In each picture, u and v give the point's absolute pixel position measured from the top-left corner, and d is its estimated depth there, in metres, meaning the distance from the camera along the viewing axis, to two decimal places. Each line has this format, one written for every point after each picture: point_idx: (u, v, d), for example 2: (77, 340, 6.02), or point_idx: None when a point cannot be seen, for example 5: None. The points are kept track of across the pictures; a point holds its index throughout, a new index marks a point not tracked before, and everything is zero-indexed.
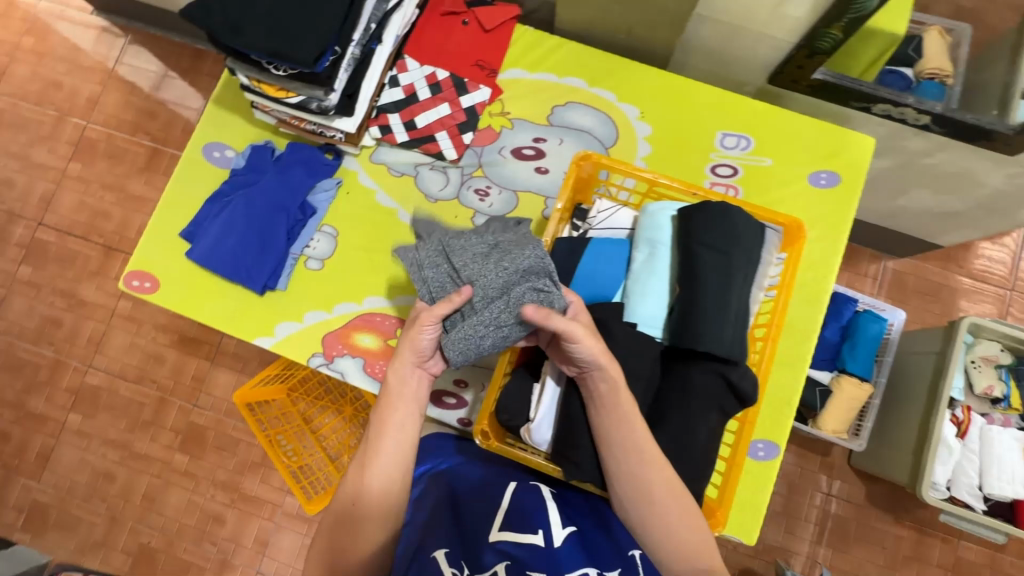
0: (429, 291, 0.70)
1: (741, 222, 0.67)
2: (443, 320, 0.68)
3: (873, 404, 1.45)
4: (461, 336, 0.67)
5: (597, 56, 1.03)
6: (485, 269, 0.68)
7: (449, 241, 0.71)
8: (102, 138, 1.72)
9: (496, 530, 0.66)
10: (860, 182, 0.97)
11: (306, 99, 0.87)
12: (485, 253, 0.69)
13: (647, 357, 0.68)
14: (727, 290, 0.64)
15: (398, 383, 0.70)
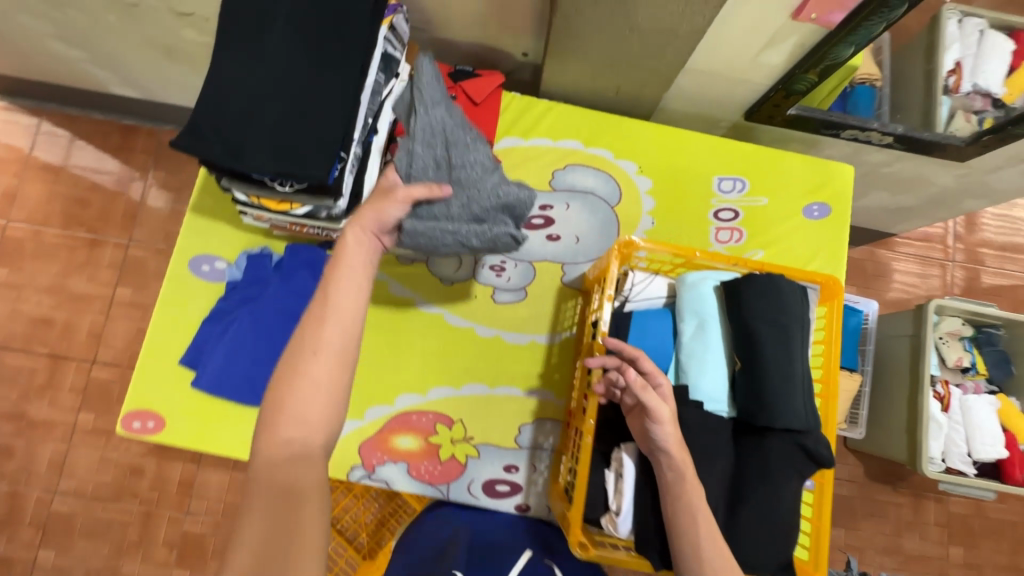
0: (412, 164, 0.78)
1: (788, 290, 0.69)
2: (416, 203, 0.76)
3: (864, 392, 1.55)
4: (426, 232, 0.77)
5: (588, 115, 1.03)
6: (475, 181, 0.79)
7: (454, 136, 0.79)
8: (29, 237, 1.53)
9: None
10: (847, 212, 1.03)
11: (313, 208, 0.81)
12: (480, 168, 0.79)
13: (720, 435, 0.69)
14: (789, 362, 0.66)
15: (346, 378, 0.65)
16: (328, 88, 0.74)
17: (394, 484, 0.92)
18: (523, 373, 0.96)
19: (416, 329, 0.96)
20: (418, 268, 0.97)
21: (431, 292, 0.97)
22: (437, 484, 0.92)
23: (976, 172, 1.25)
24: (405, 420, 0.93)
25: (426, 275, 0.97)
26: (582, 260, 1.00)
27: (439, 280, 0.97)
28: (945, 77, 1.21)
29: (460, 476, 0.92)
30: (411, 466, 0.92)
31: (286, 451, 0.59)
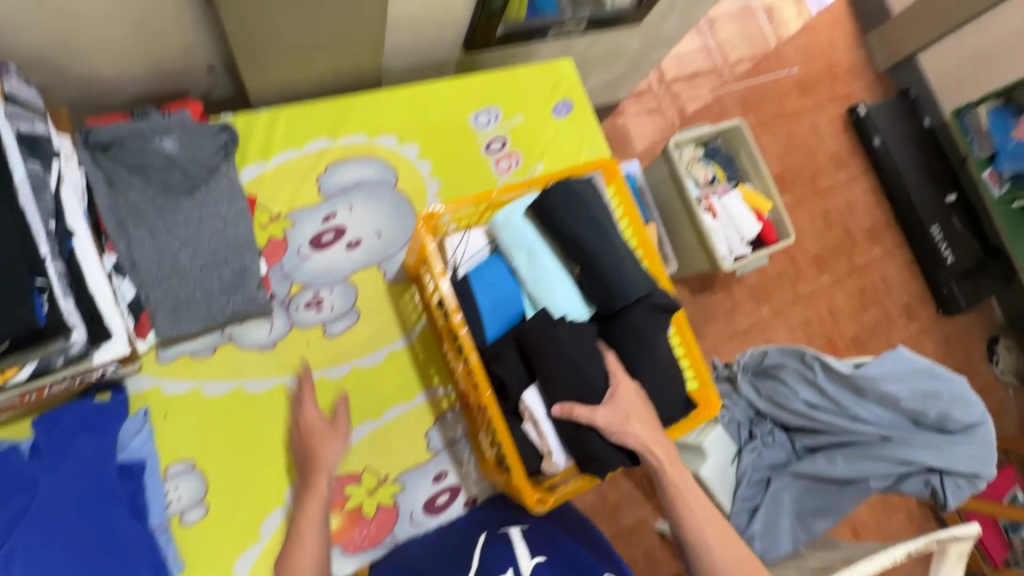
0: (125, 243, 0.76)
1: (581, 188, 0.75)
2: (151, 284, 0.77)
3: (661, 231, 1.81)
4: (166, 311, 0.77)
5: (318, 108, 0.94)
6: (200, 243, 0.80)
7: (163, 208, 0.79)
8: None
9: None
10: (586, 103, 1.14)
11: (42, 362, 0.61)
12: (204, 229, 0.80)
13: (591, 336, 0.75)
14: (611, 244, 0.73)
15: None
16: None
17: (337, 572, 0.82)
18: (401, 387, 0.89)
19: (262, 414, 0.82)
20: (225, 351, 0.82)
21: (255, 368, 0.83)
22: (381, 541, 0.85)
23: (651, 28, 1.47)
24: None
25: (240, 356, 0.82)
26: (395, 251, 0.94)
27: (257, 349, 0.83)
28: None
29: (399, 517, 0.86)
30: (344, 544, 0.83)
31: None
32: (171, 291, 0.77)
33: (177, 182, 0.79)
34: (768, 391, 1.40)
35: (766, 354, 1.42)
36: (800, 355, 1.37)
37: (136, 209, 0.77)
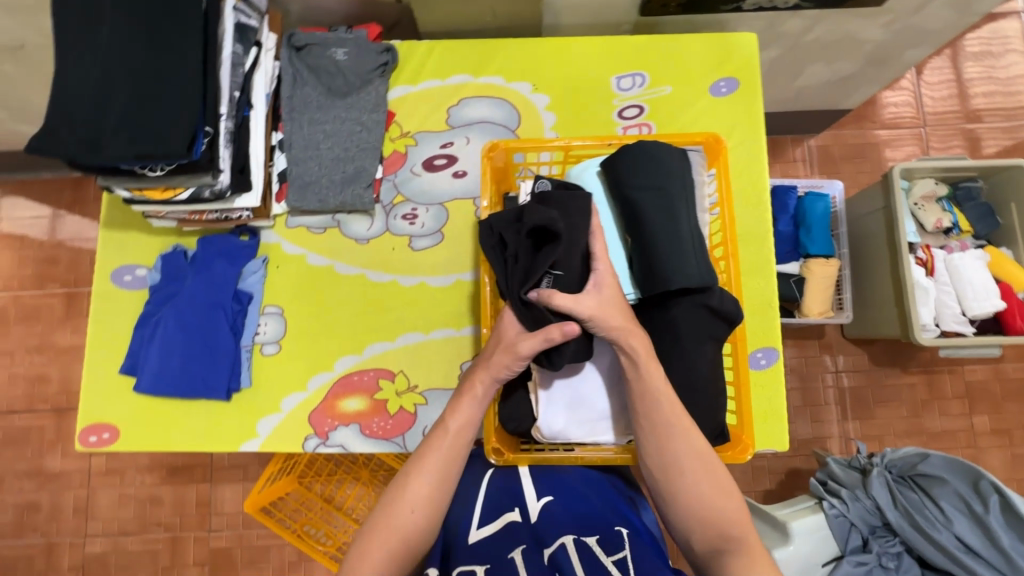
0: (291, 125, 0.95)
1: (665, 154, 0.66)
2: (298, 163, 0.94)
3: (845, 275, 1.50)
4: (300, 186, 0.94)
5: (468, 46, 1.01)
6: (341, 139, 0.95)
7: (325, 105, 0.95)
8: (9, 303, 1.79)
9: (474, 530, 0.63)
10: (756, 85, 0.98)
11: (197, 189, 0.82)
12: (349, 128, 0.95)
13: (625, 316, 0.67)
14: (675, 222, 0.64)
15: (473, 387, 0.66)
16: (172, 60, 0.74)
17: (350, 446, 0.92)
18: (454, 313, 0.94)
19: (339, 294, 0.96)
20: (331, 234, 0.97)
21: (348, 255, 0.97)
22: (392, 437, 0.92)
23: (904, 16, 1.17)
24: (348, 382, 0.93)
25: (341, 240, 0.97)
26: None
27: (354, 240, 0.97)
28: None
29: (413, 425, 0.92)
30: (363, 426, 0.92)
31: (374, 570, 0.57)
32: (309, 174, 0.94)
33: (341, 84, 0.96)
34: (906, 503, 1.09)
35: (924, 458, 1.11)
36: (975, 478, 1.04)
37: (304, 102, 0.95)
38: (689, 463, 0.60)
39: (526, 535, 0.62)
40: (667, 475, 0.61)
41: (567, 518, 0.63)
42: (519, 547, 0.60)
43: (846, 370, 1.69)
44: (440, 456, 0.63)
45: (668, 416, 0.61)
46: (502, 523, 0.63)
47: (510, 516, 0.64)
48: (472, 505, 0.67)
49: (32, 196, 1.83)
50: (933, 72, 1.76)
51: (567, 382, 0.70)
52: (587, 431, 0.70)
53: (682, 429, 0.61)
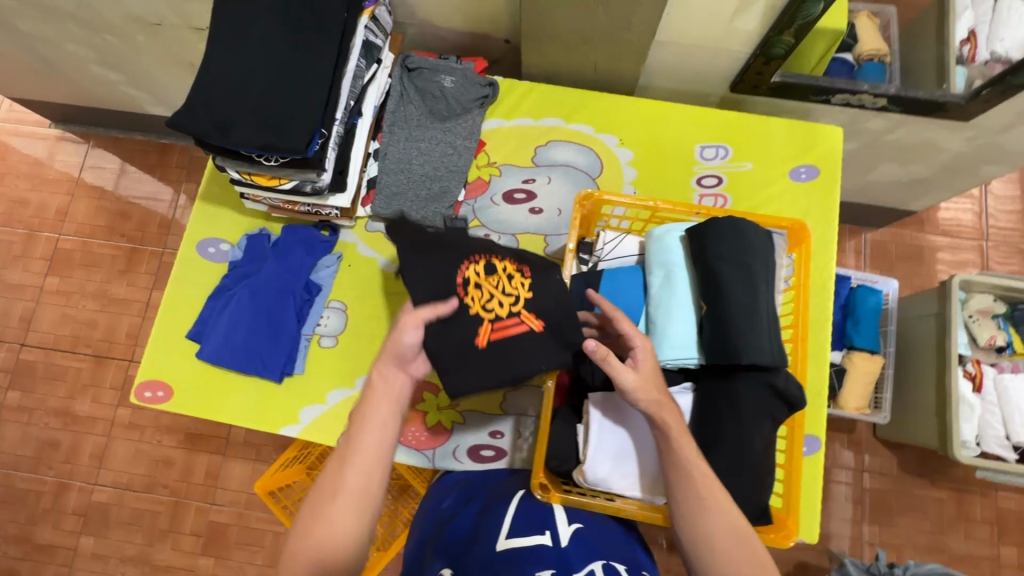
0: (391, 141, 1.01)
1: (751, 232, 0.69)
2: (393, 175, 1.00)
3: (887, 374, 1.48)
4: (388, 197, 0.99)
5: (566, 92, 1.06)
6: (436, 161, 1.01)
7: (426, 127, 1.02)
8: (77, 248, 1.90)
9: (503, 540, 0.62)
10: (836, 176, 1.01)
11: (299, 183, 0.87)
12: (444, 151, 1.02)
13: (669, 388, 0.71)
14: (754, 299, 0.66)
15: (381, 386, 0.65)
16: (308, 66, 0.81)
17: None
18: None
19: (403, 301, 1.00)
20: None
21: None
22: (422, 449, 0.94)
23: (986, 134, 1.19)
24: None
25: None
26: (565, 232, 1.02)
27: None
28: (959, 46, 1.22)
29: (446, 441, 0.94)
30: (399, 432, 0.94)
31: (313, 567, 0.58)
32: (399, 187, 1.00)
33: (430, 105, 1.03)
34: None
35: None
36: None
37: (406, 119, 1.02)
38: (722, 539, 0.57)
39: (554, 561, 0.59)
40: (700, 551, 0.58)
41: (598, 544, 0.64)
42: (547, 570, 0.57)
43: (871, 470, 1.65)
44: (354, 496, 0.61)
45: (701, 486, 0.60)
46: (532, 542, 0.61)
47: (541, 539, 0.62)
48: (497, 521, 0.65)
49: (119, 153, 1.96)
50: (1004, 190, 1.76)
51: (605, 432, 0.71)
52: (630, 484, 0.71)
53: (716, 502, 0.59)
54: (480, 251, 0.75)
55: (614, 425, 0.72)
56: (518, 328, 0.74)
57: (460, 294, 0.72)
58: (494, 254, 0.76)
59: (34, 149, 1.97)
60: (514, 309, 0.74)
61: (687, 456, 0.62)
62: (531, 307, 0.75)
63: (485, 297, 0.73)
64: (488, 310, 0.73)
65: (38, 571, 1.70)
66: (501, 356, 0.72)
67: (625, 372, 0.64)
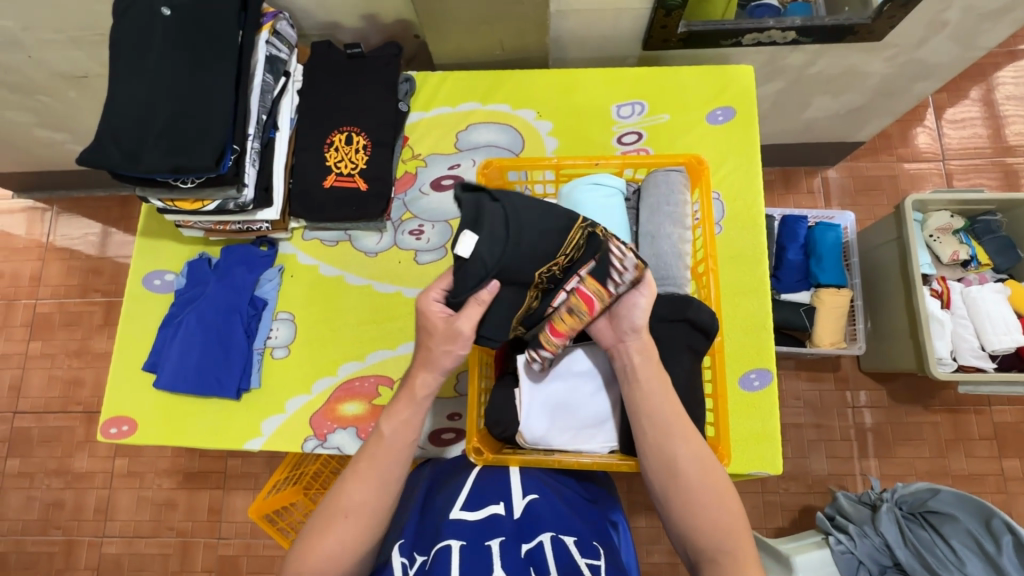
0: None
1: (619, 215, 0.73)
2: None
3: (857, 306, 1.48)
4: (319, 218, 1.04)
5: (478, 76, 1.08)
6: None
7: None
8: (56, 310, 1.93)
9: (456, 510, 0.67)
10: (753, 113, 1.02)
11: (222, 202, 0.90)
12: None
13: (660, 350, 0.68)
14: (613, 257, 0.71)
15: (417, 386, 0.70)
16: (208, 86, 0.84)
17: (345, 449, 0.95)
18: None
19: (348, 302, 1.01)
20: (342, 247, 1.03)
21: (358, 266, 1.03)
22: None
23: (906, 51, 1.19)
24: (349, 387, 0.97)
25: (352, 253, 1.03)
26: None
27: (363, 253, 1.03)
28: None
29: None
30: (359, 429, 0.95)
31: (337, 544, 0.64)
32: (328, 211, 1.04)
33: (341, 103, 1.02)
34: (918, 541, 1.06)
35: (934, 494, 1.09)
36: (987, 514, 1.02)
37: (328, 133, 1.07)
38: (688, 468, 0.61)
39: (508, 528, 0.64)
40: (669, 483, 0.62)
41: (551, 515, 0.66)
42: (498, 538, 0.63)
43: (863, 406, 1.63)
44: (370, 466, 0.68)
45: (669, 423, 0.63)
46: (486, 513, 0.66)
47: (495, 508, 0.67)
48: (458, 491, 0.70)
49: (84, 212, 2.00)
50: (952, 108, 1.76)
51: (543, 386, 0.73)
52: (569, 438, 0.72)
53: (680, 435, 0.63)
54: (351, 124, 1.01)
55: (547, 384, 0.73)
56: (350, 184, 1.00)
57: (325, 147, 1.00)
58: (360, 131, 1.01)
59: (4, 222, 2.01)
60: (350, 172, 1.00)
61: (663, 395, 0.64)
62: (363, 173, 1.00)
63: (340, 156, 1.00)
64: (336, 162, 1.00)
65: None
66: (331, 197, 0.99)
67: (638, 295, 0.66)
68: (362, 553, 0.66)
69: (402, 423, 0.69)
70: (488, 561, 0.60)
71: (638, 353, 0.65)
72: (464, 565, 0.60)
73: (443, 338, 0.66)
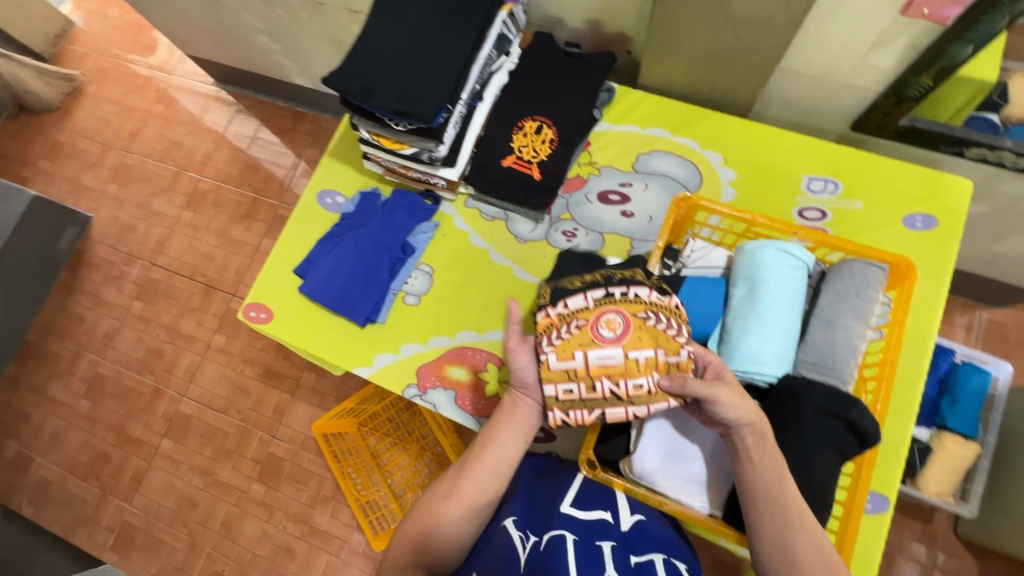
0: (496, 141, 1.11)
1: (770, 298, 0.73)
2: None
3: (981, 466, 1.33)
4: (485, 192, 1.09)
5: (677, 107, 1.08)
6: None
7: None
8: (212, 190, 2.16)
9: (566, 504, 0.73)
10: (958, 229, 0.95)
11: (418, 150, 0.97)
12: None
13: (807, 437, 0.66)
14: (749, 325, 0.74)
15: (511, 405, 0.73)
16: (448, 47, 0.90)
17: (440, 408, 0.99)
18: None
19: (486, 275, 1.06)
20: (497, 224, 1.08)
21: (506, 246, 1.07)
22: (477, 416, 0.99)
23: None
24: (461, 353, 1.02)
25: (504, 233, 1.08)
26: (652, 239, 1.03)
27: (514, 238, 1.07)
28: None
29: None
30: (458, 396, 0.99)
31: (436, 528, 0.66)
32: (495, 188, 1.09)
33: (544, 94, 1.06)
34: None
35: None
36: None
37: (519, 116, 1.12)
38: (808, 560, 0.58)
39: (615, 537, 0.70)
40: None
41: (657, 537, 0.71)
42: (608, 542, 0.68)
43: (944, 570, 1.47)
44: (483, 465, 0.69)
45: (787, 506, 0.60)
46: (594, 516, 0.72)
47: (602, 515, 0.72)
48: (567, 486, 0.77)
49: (262, 115, 2.23)
50: None
51: (659, 422, 0.74)
52: (674, 486, 0.71)
53: (800, 520, 0.60)
54: (545, 116, 1.06)
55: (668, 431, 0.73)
56: (525, 171, 1.04)
57: (514, 131, 1.05)
58: (551, 124, 1.05)
59: (198, 102, 2.28)
60: (530, 159, 1.04)
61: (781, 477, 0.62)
62: (542, 163, 1.04)
63: (525, 142, 1.05)
64: (520, 147, 1.05)
65: (100, 476, 1.93)
66: (505, 176, 1.04)
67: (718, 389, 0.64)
68: (456, 545, 0.66)
69: (510, 434, 0.71)
70: (597, 560, 0.66)
71: (751, 435, 0.64)
72: (576, 557, 0.65)
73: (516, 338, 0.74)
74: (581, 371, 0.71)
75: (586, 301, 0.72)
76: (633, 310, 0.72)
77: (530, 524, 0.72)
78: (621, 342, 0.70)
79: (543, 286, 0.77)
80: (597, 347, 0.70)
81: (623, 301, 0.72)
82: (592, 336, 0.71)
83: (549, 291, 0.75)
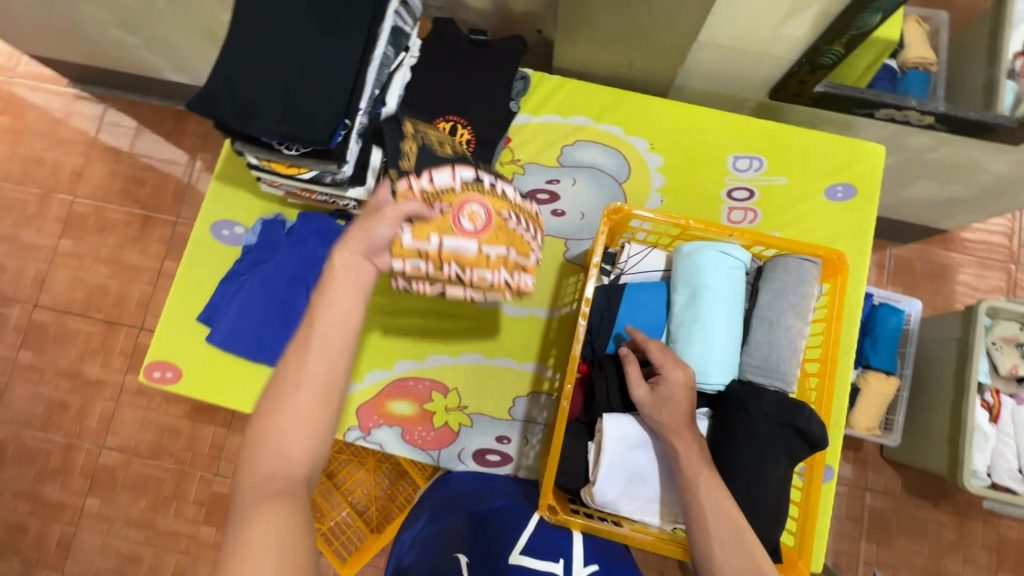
0: None
1: (707, 306, 0.71)
2: None
3: (901, 397, 1.45)
4: None
5: (596, 91, 1.02)
6: None
7: None
8: (91, 212, 1.89)
9: (516, 555, 0.66)
10: (874, 196, 0.97)
11: (319, 173, 0.85)
12: None
13: (761, 448, 0.65)
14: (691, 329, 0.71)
15: (343, 271, 0.63)
16: (335, 53, 0.78)
17: (388, 446, 0.94)
18: (521, 346, 0.96)
19: (417, 298, 0.98)
20: None
21: None
22: (428, 449, 0.94)
23: None
24: (402, 386, 0.95)
25: None
26: (587, 237, 0.99)
27: None
28: (1011, 60, 1.16)
29: (452, 443, 0.93)
30: (405, 431, 0.94)
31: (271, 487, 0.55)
32: None
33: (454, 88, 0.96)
34: None
35: None
36: None
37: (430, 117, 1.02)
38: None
39: None
40: None
41: None
42: None
43: (874, 489, 1.62)
44: (319, 354, 0.58)
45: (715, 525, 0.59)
46: (546, 567, 0.65)
47: (554, 566, 0.65)
48: (516, 538, 0.70)
49: (136, 117, 1.93)
50: None
51: (620, 453, 0.70)
52: (637, 508, 0.70)
53: (730, 541, 0.58)
54: (457, 115, 0.96)
55: (626, 450, 0.70)
56: None
57: None
58: (465, 123, 0.96)
59: (54, 109, 1.94)
60: None
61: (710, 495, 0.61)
62: None
63: None
64: None
65: (20, 550, 1.73)
66: None
67: (638, 387, 0.68)
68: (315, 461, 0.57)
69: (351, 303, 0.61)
70: None
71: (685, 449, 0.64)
72: None
73: (364, 217, 0.67)
74: (432, 252, 0.76)
75: (453, 184, 0.79)
76: (495, 207, 0.80)
77: (476, 567, 0.62)
78: (478, 234, 0.78)
79: (410, 138, 0.84)
80: (454, 234, 0.76)
81: (486, 194, 0.80)
82: (452, 222, 0.77)
83: (416, 156, 0.82)
